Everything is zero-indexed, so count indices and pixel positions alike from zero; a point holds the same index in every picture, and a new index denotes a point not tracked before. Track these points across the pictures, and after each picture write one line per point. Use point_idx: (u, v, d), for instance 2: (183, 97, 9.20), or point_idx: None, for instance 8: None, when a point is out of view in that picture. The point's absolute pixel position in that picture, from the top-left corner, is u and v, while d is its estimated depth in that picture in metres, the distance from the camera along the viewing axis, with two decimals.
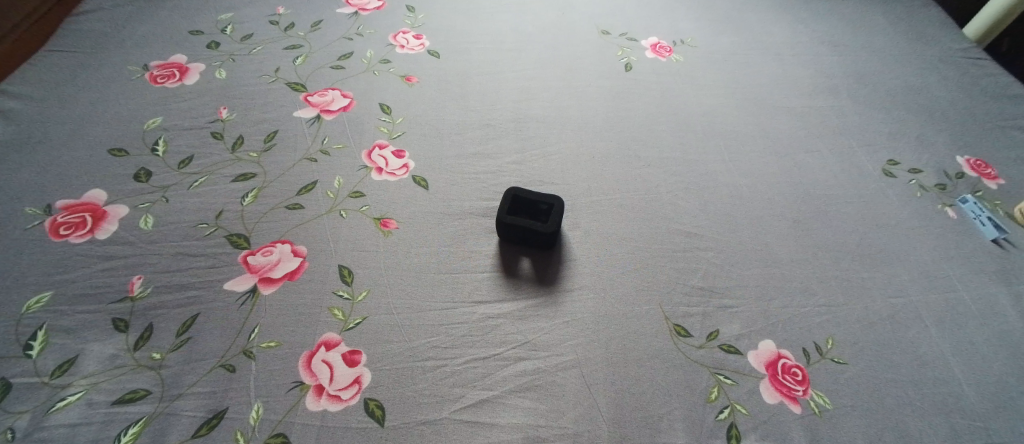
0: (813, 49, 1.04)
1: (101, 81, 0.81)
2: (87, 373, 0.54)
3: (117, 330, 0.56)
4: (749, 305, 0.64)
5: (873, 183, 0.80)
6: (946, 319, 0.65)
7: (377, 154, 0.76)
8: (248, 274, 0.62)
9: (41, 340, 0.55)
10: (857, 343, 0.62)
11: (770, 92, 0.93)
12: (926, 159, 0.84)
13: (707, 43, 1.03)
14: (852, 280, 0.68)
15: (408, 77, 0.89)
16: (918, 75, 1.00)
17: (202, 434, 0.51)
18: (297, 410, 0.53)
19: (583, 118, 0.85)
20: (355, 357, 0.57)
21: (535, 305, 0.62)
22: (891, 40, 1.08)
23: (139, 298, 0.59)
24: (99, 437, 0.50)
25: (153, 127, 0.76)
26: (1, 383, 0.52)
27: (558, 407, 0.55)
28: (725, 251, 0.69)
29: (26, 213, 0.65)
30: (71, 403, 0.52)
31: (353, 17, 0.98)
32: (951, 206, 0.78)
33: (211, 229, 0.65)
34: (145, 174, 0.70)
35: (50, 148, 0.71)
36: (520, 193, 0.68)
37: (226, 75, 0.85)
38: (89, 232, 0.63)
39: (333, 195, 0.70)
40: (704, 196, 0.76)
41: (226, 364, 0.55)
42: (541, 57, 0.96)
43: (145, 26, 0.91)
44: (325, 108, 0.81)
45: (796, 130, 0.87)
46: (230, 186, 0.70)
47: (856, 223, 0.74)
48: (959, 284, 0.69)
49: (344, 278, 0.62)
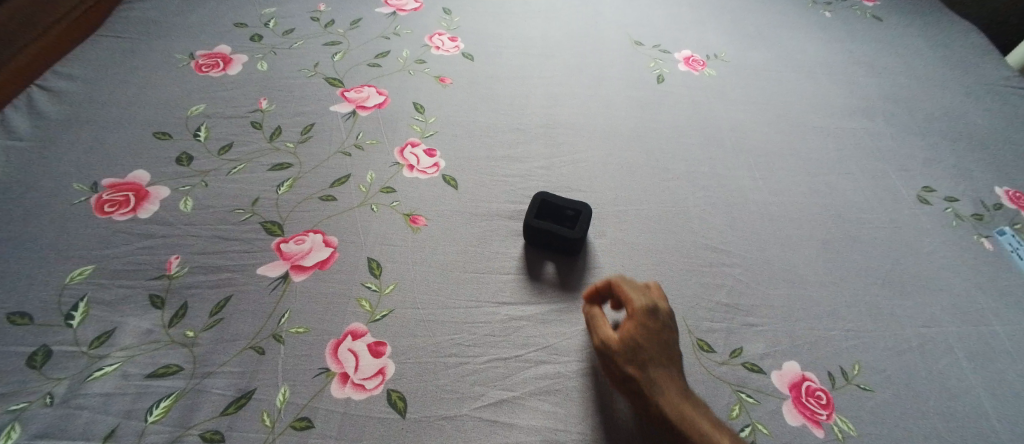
0: (850, 70, 1.02)
1: (149, 68, 0.84)
2: (124, 346, 0.55)
3: (154, 306, 0.58)
4: (773, 324, 0.64)
5: (907, 210, 0.78)
6: (979, 353, 0.64)
7: (409, 151, 0.77)
8: (281, 260, 0.63)
9: (82, 311, 0.57)
10: (884, 370, 0.61)
11: (803, 112, 0.93)
12: (964, 189, 0.82)
13: (741, 59, 1.02)
14: (882, 306, 0.67)
15: (442, 78, 0.90)
16: (958, 102, 0.98)
17: (230, 413, 0.52)
18: (322, 396, 0.54)
19: (613, 128, 0.86)
20: (380, 348, 0.58)
21: (558, 310, 0.62)
22: (932, 65, 1.06)
23: (175, 277, 0.61)
24: (131, 408, 0.52)
25: (196, 113, 0.78)
26: (43, 349, 0.55)
27: (577, 413, 0.55)
28: (751, 268, 0.69)
29: (73, 188, 0.67)
30: (106, 373, 0.54)
31: (391, 17, 1.00)
32: (988, 237, 0.76)
33: (247, 215, 0.67)
34: (187, 158, 0.73)
35: (98, 128, 0.74)
36: (548, 198, 0.68)
37: (268, 67, 0.87)
38: (131, 211, 0.66)
39: (365, 190, 0.72)
40: (731, 211, 0.75)
41: (256, 346, 0.57)
42: (572, 65, 0.97)
43: (193, 17, 0.94)
44: (360, 104, 0.83)
45: (829, 151, 0.86)
46: (267, 175, 0.72)
47: (887, 248, 0.73)
48: (993, 318, 0.67)
49: (373, 270, 0.64)
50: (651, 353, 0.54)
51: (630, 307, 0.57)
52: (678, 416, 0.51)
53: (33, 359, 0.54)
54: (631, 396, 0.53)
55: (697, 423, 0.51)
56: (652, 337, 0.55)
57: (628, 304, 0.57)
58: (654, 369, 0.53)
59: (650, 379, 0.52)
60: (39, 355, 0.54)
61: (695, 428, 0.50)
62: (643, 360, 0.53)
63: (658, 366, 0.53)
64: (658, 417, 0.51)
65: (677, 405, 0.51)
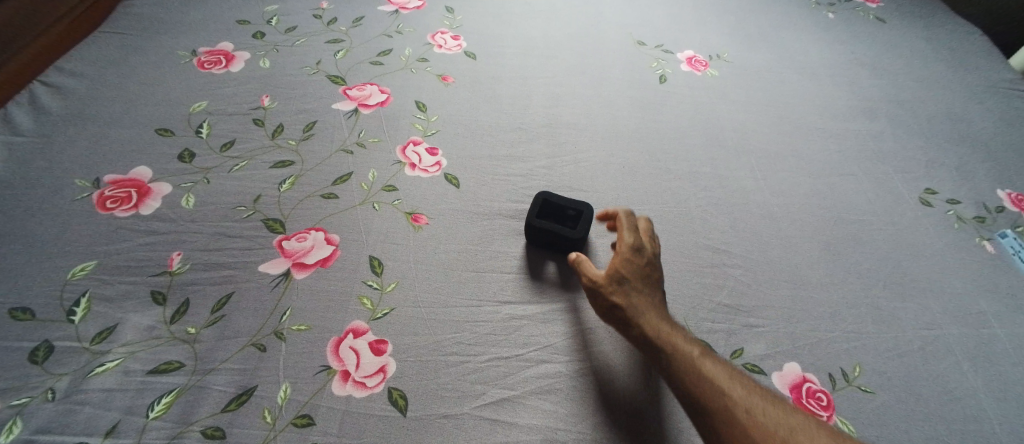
0: (853, 72, 1.02)
1: (152, 64, 0.84)
2: (125, 342, 0.56)
3: (156, 302, 0.59)
4: (774, 325, 0.64)
5: (909, 212, 0.78)
6: (980, 355, 0.64)
7: (411, 150, 0.78)
8: (282, 258, 0.63)
9: (83, 307, 0.57)
10: (884, 372, 0.61)
11: (805, 113, 0.92)
12: (965, 191, 0.82)
13: (743, 59, 1.02)
14: (883, 308, 0.67)
15: (444, 77, 0.90)
16: (960, 104, 0.98)
17: (231, 409, 0.52)
18: (323, 394, 0.54)
19: (614, 128, 0.85)
20: (381, 346, 0.58)
21: (559, 310, 0.63)
22: (935, 67, 1.06)
23: (177, 273, 0.61)
24: (132, 404, 0.52)
25: (199, 110, 0.79)
26: (45, 345, 0.55)
27: (577, 413, 0.55)
28: (753, 269, 0.69)
29: (75, 184, 0.67)
30: (107, 369, 0.54)
31: (394, 16, 1.00)
32: (990, 240, 0.76)
33: (249, 212, 0.67)
34: (189, 155, 0.73)
35: (101, 125, 0.74)
36: (550, 198, 0.68)
37: (270, 64, 0.87)
38: (133, 207, 0.66)
39: (366, 188, 0.72)
40: (732, 212, 0.75)
41: (258, 343, 0.57)
42: (574, 65, 0.97)
43: (196, 14, 0.94)
44: (363, 102, 0.83)
45: (831, 153, 0.86)
46: (269, 172, 0.72)
47: (889, 251, 0.73)
48: (994, 321, 0.67)
49: (374, 268, 0.64)
50: (635, 283, 0.59)
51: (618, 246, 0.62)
52: (657, 335, 0.56)
53: (35, 354, 0.54)
54: (614, 320, 0.58)
55: (673, 342, 0.55)
56: (637, 271, 0.60)
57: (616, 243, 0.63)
58: (636, 296, 0.58)
59: (632, 303, 0.57)
60: (41, 350, 0.54)
61: (671, 346, 0.55)
62: (627, 288, 0.58)
63: (640, 294, 0.58)
64: (637, 338, 0.56)
65: (656, 326, 0.56)
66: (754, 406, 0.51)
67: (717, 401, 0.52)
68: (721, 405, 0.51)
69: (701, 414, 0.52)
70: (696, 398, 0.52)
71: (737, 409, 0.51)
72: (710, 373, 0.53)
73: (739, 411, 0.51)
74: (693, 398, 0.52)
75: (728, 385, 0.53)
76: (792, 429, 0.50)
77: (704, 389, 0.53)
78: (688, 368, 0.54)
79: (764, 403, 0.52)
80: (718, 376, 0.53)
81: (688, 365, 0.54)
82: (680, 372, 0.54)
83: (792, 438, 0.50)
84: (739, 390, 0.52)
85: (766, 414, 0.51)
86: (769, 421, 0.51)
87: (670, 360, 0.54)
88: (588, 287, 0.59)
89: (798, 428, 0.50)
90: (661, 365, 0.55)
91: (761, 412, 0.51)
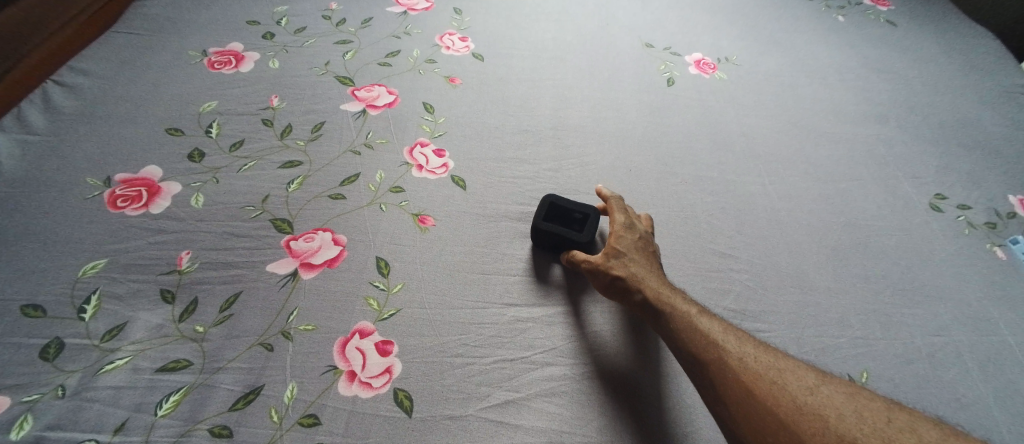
0: (863, 75, 1.02)
1: (163, 64, 0.85)
2: (134, 340, 0.56)
3: (165, 301, 0.59)
4: (781, 330, 0.64)
5: (919, 217, 0.78)
6: (990, 363, 0.63)
7: (418, 151, 0.78)
8: (290, 258, 0.64)
9: (94, 305, 0.58)
10: (893, 378, 0.61)
11: (814, 117, 0.92)
12: (976, 196, 0.81)
13: (752, 62, 1.02)
14: (892, 315, 0.66)
15: (451, 78, 0.90)
16: (971, 108, 0.97)
17: (239, 408, 0.53)
18: (329, 394, 0.54)
19: (621, 130, 0.85)
20: (387, 347, 0.58)
21: (563, 312, 0.63)
22: (946, 71, 1.05)
23: (186, 272, 0.61)
24: (141, 402, 0.52)
25: (208, 110, 0.79)
26: (56, 342, 0.55)
27: (582, 415, 0.55)
28: (760, 274, 0.69)
29: (87, 183, 0.68)
30: (117, 367, 0.54)
31: (402, 17, 1.01)
32: (1000, 246, 0.75)
33: (257, 212, 0.68)
34: (199, 154, 0.73)
35: (112, 124, 0.75)
36: (556, 201, 0.68)
37: (279, 65, 0.88)
38: (143, 206, 0.66)
39: (374, 189, 0.72)
40: (740, 216, 0.75)
41: (265, 343, 0.57)
42: (582, 67, 0.97)
43: (206, 14, 0.95)
44: (370, 103, 0.84)
45: (840, 157, 0.85)
46: (278, 172, 0.73)
47: (898, 256, 0.73)
48: (1005, 328, 0.66)
49: (381, 269, 0.64)
50: (632, 256, 0.62)
51: (612, 225, 0.66)
52: (657, 300, 0.58)
53: (46, 351, 0.55)
54: (616, 291, 0.61)
55: (673, 305, 0.58)
56: (633, 245, 0.63)
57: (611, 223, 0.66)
58: (635, 266, 0.61)
59: (632, 273, 0.60)
60: (52, 347, 0.55)
61: (671, 310, 0.57)
62: (625, 260, 0.61)
63: (638, 264, 0.61)
64: (639, 304, 0.59)
65: (656, 292, 0.59)
66: (747, 354, 0.54)
67: (713, 352, 0.54)
68: (716, 357, 0.54)
69: (697, 366, 0.54)
70: (693, 355, 0.55)
71: (731, 358, 0.53)
72: (705, 328, 0.56)
73: (732, 359, 0.53)
74: (691, 353, 0.55)
75: (722, 337, 0.55)
76: (780, 371, 0.52)
77: (699, 343, 0.55)
78: (686, 326, 0.56)
79: (754, 349, 0.54)
80: (713, 331, 0.56)
81: (685, 324, 0.56)
82: (678, 331, 0.56)
83: (781, 379, 0.52)
84: (732, 341, 0.55)
85: (757, 360, 0.53)
86: (760, 366, 0.53)
87: (671, 322, 0.57)
88: (589, 267, 0.62)
89: (786, 369, 0.53)
90: (663, 327, 0.57)
91: (752, 358, 0.53)
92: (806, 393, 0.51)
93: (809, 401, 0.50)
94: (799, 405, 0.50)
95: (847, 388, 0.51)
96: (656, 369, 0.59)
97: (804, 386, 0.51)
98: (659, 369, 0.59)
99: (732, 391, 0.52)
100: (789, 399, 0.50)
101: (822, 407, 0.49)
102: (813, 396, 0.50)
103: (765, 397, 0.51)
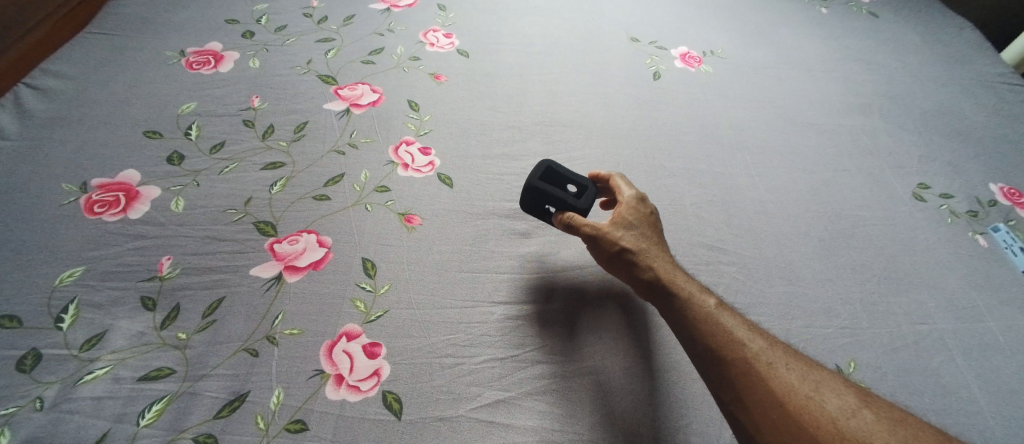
0: (846, 66, 1.02)
1: (139, 65, 0.83)
2: (115, 349, 0.55)
3: (145, 308, 0.58)
4: (770, 321, 0.64)
5: (903, 207, 0.78)
6: (973, 349, 0.64)
7: (403, 150, 0.77)
8: (273, 261, 0.63)
9: (72, 314, 0.56)
10: (880, 367, 0.61)
11: (799, 109, 0.92)
12: (958, 185, 0.82)
13: (737, 55, 1.02)
14: (878, 304, 0.67)
15: (436, 75, 0.89)
16: (952, 98, 0.98)
17: (223, 416, 0.52)
18: (317, 398, 0.54)
19: (608, 125, 0.85)
20: (375, 349, 0.57)
21: (553, 311, 0.62)
22: (927, 61, 1.06)
23: (167, 278, 0.60)
24: (123, 412, 0.51)
25: (187, 111, 0.77)
26: (32, 353, 0.54)
27: (573, 413, 0.55)
28: (748, 266, 0.69)
29: (62, 189, 0.66)
30: (97, 377, 0.53)
31: (386, 14, 0.99)
32: (982, 234, 0.76)
33: (239, 215, 0.66)
34: (178, 157, 0.72)
35: (87, 127, 0.73)
36: (557, 167, 0.65)
37: (260, 64, 0.86)
38: (122, 211, 0.65)
39: (358, 189, 0.71)
40: (728, 209, 0.75)
41: (250, 348, 0.56)
42: (568, 61, 0.96)
43: (183, 14, 0.93)
44: (354, 102, 0.82)
45: (825, 148, 0.86)
46: (261, 174, 0.71)
47: (883, 246, 0.73)
48: (987, 314, 0.67)
49: (367, 270, 0.63)
50: (642, 230, 0.61)
51: (620, 198, 0.65)
52: (667, 278, 0.58)
53: (23, 363, 0.53)
54: (621, 263, 0.60)
55: (684, 287, 0.57)
56: (642, 218, 0.63)
57: (619, 196, 0.65)
58: (644, 242, 0.61)
59: (641, 248, 0.60)
60: (29, 358, 0.53)
61: (683, 292, 0.57)
62: (634, 235, 0.61)
63: (646, 240, 0.61)
64: (648, 281, 0.58)
65: (666, 271, 0.59)
66: (778, 361, 0.54)
67: (739, 353, 0.54)
68: (743, 357, 0.53)
69: (721, 365, 0.54)
70: (713, 352, 0.54)
71: (760, 363, 0.53)
72: (729, 325, 0.55)
73: (762, 364, 0.53)
74: (713, 349, 0.54)
75: (748, 338, 0.55)
76: (818, 386, 0.52)
77: (722, 337, 0.54)
78: (705, 318, 0.56)
79: (786, 356, 0.54)
80: (735, 328, 0.55)
81: (703, 314, 0.56)
82: (695, 320, 0.56)
83: (819, 395, 0.52)
84: (759, 343, 0.54)
85: (789, 369, 0.53)
86: (795, 377, 0.53)
87: (685, 308, 0.56)
88: (594, 232, 0.60)
89: (824, 385, 0.53)
90: (672, 311, 0.57)
91: (785, 367, 0.53)
92: (847, 415, 0.51)
93: (849, 424, 0.50)
94: (838, 428, 0.50)
95: (894, 415, 0.51)
96: (651, 366, 0.59)
97: (845, 407, 0.51)
98: (650, 365, 0.59)
99: (764, 398, 0.51)
100: (828, 419, 0.50)
101: (864, 433, 0.49)
102: (854, 419, 0.50)
103: (797, 410, 0.51)
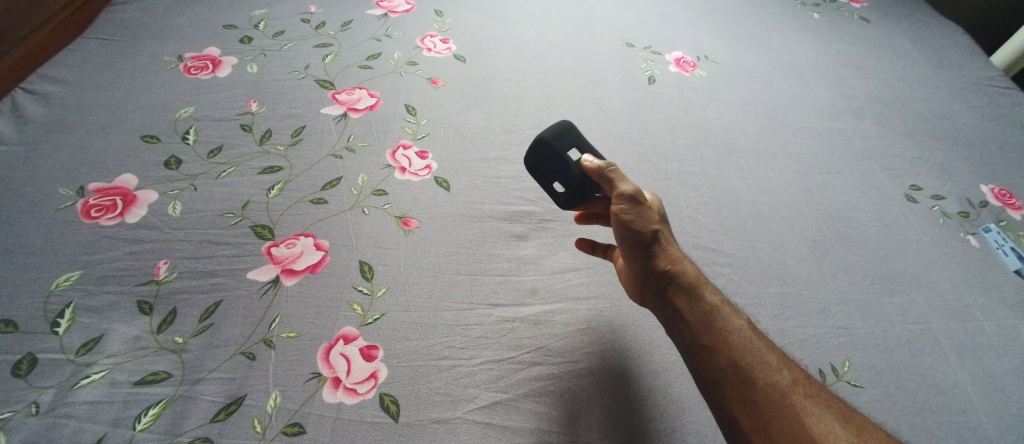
0: (839, 70, 1.03)
1: (136, 70, 0.83)
2: (111, 353, 0.55)
3: (142, 312, 0.58)
4: (765, 322, 0.64)
5: (896, 208, 0.79)
6: (966, 349, 0.64)
7: (400, 154, 0.77)
8: (271, 264, 0.63)
9: (68, 318, 0.56)
10: (874, 367, 0.62)
11: (792, 112, 0.93)
12: (949, 186, 0.83)
13: (731, 59, 1.03)
14: (872, 305, 0.67)
15: (433, 79, 0.90)
16: (943, 101, 0.99)
17: (220, 420, 0.52)
18: (314, 400, 0.54)
19: (604, 129, 0.86)
20: (372, 352, 0.57)
21: (549, 312, 0.63)
22: (919, 65, 1.08)
23: (164, 282, 0.60)
24: (120, 416, 0.51)
25: (185, 116, 0.78)
26: (28, 357, 0.53)
27: (570, 413, 0.55)
28: (744, 267, 0.69)
29: (58, 194, 0.66)
30: (93, 381, 0.53)
31: (383, 19, 1.00)
32: (974, 235, 0.77)
33: (237, 219, 0.67)
34: (175, 162, 0.72)
35: (84, 132, 0.73)
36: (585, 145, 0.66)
37: (259, 69, 0.86)
38: (118, 215, 0.65)
39: (356, 192, 0.71)
40: (723, 211, 0.76)
41: (246, 351, 0.56)
42: (563, 66, 0.97)
43: (181, 19, 0.93)
44: (352, 106, 0.83)
45: (819, 151, 0.87)
46: (258, 178, 0.72)
47: (877, 247, 0.74)
48: (980, 315, 0.68)
49: (365, 273, 0.63)
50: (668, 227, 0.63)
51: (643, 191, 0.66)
52: (694, 279, 0.59)
53: (18, 368, 0.53)
54: (650, 250, 0.60)
55: (710, 297, 0.58)
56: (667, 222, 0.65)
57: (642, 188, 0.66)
58: (670, 237, 0.62)
59: (670, 242, 0.61)
60: (24, 363, 0.53)
61: (709, 299, 0.58)
62: (665, 229, 0.62)
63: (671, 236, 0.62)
64: (671, 274, 0.59)
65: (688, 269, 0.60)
66: (815, 398, 0.52)
67: (770, 378, 0.53)
68: (773, 383, 0.53)
69: (750, 388, 0.53)
70: (741, 373, 0.54)
71: (795, 396, 0.52)
72: (760, 347, 0.55)
73: (797, 398, 0.52)
74: (736, 368, 0.54)
75: (781, 365, 0.54)
76: (862, 433, 0.50)
77: (751, 358, 0.54)
78: (730, 332, 0.56)
79: (824, 396, 0.53)
80: (766, 352, 0.55)
81: (727, 327, 0.56)
82: (723, 332, 0.56)
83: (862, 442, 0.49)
84: (792, 376, 0.54)
85: (825, 408, 0.52)
86: (833, 419, 0.51)
87: (696, 311, 0.57)
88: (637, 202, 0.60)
89: (868, 433, 0.50)
90: (676, 313, 0.58)
91: (822, 405, 0.52)
92: None
93: None
94: None
95: None
96: (645, 366, 0.60)
97: None
98: (645, 366, 0.60)
99: (792, 431, 0.50)
100: None
101: None
102: None
103: None
